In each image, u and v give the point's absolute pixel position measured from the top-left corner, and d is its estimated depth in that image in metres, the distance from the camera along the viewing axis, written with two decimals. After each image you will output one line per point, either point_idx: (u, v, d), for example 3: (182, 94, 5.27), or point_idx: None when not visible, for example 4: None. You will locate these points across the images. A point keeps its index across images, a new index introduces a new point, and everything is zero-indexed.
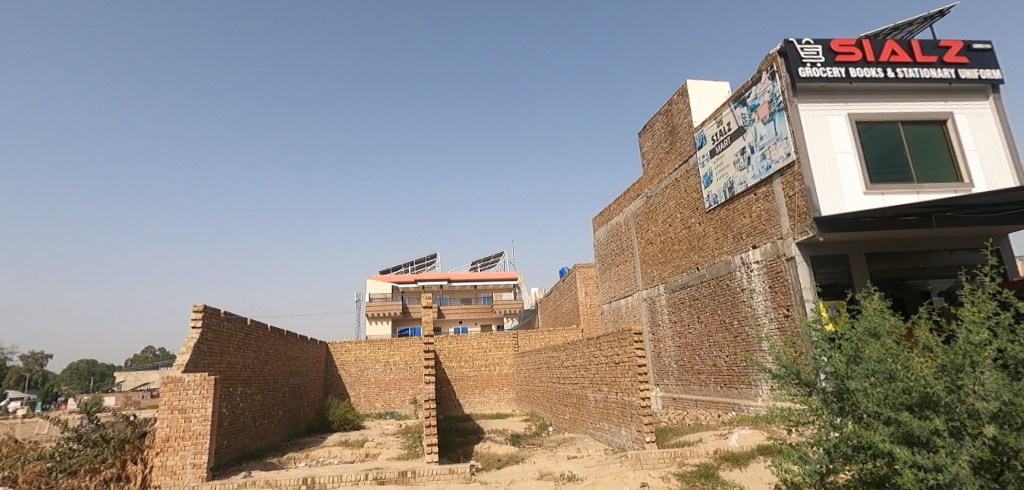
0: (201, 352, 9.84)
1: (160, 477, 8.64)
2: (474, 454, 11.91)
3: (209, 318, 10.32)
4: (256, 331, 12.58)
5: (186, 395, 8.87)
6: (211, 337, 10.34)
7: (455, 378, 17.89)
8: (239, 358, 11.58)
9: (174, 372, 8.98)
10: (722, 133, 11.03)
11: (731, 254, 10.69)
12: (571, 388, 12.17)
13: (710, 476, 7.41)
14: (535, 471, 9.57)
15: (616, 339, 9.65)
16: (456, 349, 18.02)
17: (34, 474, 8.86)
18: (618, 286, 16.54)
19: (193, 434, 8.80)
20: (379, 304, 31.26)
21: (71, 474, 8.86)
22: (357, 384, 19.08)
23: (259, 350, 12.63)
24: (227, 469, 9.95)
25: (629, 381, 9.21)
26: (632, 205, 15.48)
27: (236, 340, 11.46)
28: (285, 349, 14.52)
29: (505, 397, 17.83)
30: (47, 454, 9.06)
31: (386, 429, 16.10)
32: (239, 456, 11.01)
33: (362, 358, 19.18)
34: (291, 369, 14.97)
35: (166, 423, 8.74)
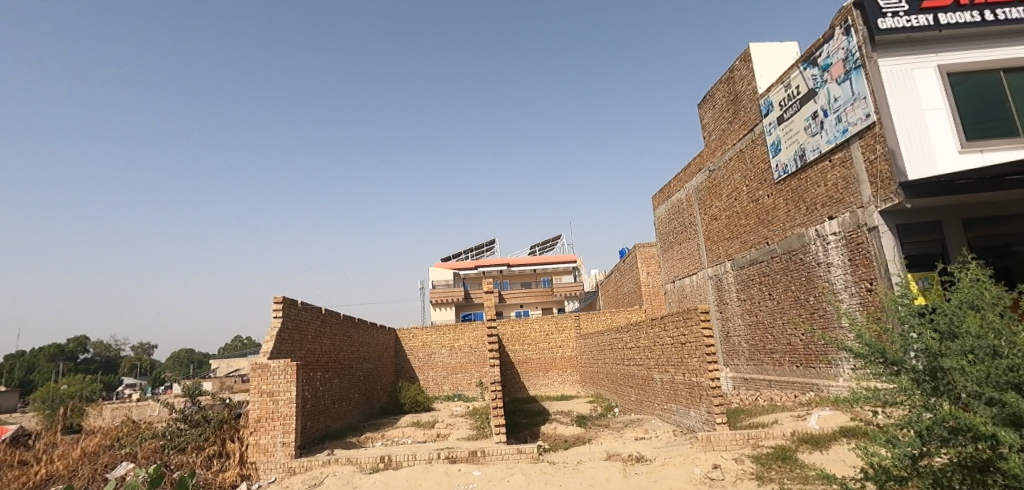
0: (283, 340, 10.51)
1: (255, 454, 9.34)
2: (541, 434, 12.05)
3: (288, 308, 10.97)
4: (330, 319, 13.24)
5: (273, 379, 9.52)
6: (291, 326, 10.98)
7: (519, 361, 18.11)
8: (317, 344, 12.27)
9: (261, 359, 9.65)
10: (791, 97, 10.33)
11: (805, 226, 10.07)
12: (636, 370, 11.99)
13: (789, 459, 7.11)
14: (603, 452, 9.58)
15: (681, 318, 9.39)
16: (520, 332, 18.18)
17: (151, 450, 9.78)
18: (682, 265, 16.04)
19: (282, 415, 9.42)
20: (442, 291, 32.00)
21: (181, 450, 9.75)
22: (426, 368, 19.71)
23: (334, 337, 13.30)
24: (311, 447, 10.64)
25: (697, 361, 8.96)
26: (694, 180, 14.89)
27: (312, 328, 12.11)
28: (357, 336, 15.22)
29: (570, 379, 17.87)
30: (160, 433, 10.05)
31: (455, 410, 16.59)
32: (321, 436, 11.71)
33: (429, 342, 19.77)
34: (364, 354, 15.69)
35: (257, 405, 9.44)
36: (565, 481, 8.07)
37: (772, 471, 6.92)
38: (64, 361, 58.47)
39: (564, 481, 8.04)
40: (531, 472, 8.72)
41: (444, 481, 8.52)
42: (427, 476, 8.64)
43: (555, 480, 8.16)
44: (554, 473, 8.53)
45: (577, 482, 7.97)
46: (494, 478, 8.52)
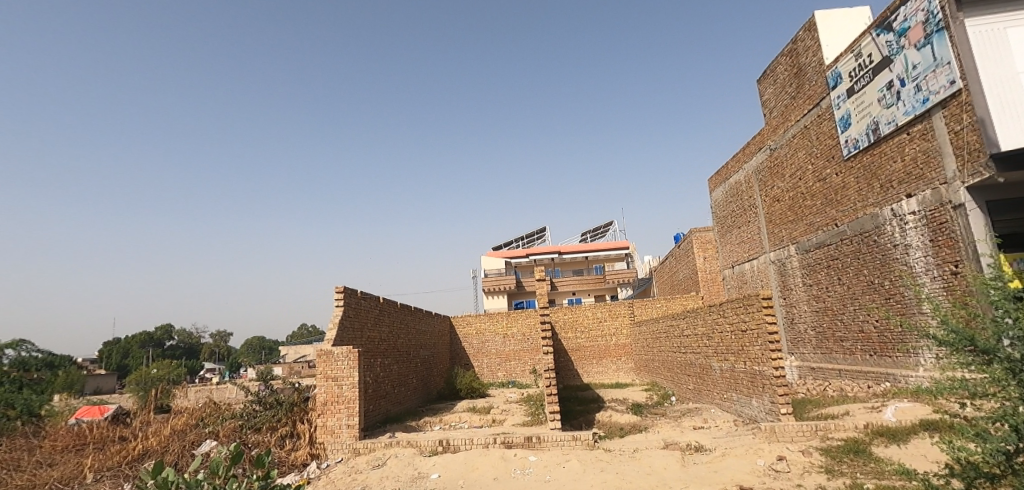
0: (345, 327, 10.94)
1: (323, 435, 9.83)
2: (596, 422, 11.99)
3: (349, 297, 11.39)
4: (388, 308, 13.65)
5: (337, 365, 9.94)
6: (352, 314, 11.41)
7: (572, 349, 18.05)
8: (377, 332, 12.70)
9: (326, 345, 10.09)
10: (862, 67, 9.64)
11: (878, 205, 9.42)
12: (694, 358, 11.69)
13: (861, 452, 6.73)
14: (660, 440, 9.42)
15: (742, 305, 9.05)
16: (572, 320, 18.10)
17: (231, 430, 10.49)
18: (742, 249, 15.43)
19: (346, 399, 9.83)
20: (494, 279, 32.28)
21: (257, 430, 10.38)
22: (480, 355, 20.01)
23: (392, 324, 13.71)
24: (374, 430, 11.08)
25: (759, 349, 8.61)
26: (754, 160, 14.22)
27: (372, 316, 12.53)
28: (414, 324, 15.63)
29: (624, 367, 17.66)
30: (238, 414, 10.72)
31: (510, 396, 16.78)
32: (382, 420, 12.15)
33: (483, 330, 20.04)
34: (421, 341, 16.10)
35: (324, 389, 9.89)
36: (622, 469, 8.00)
37: (843, 465, 6.57)
38: (152, 348, 63.58)
39: (621, 469, 7.97)
40: (587, 459, 8.69)
41: (501, 465, 8.65)
42: (484, 460, 8.79)
43: (612, 467, 8.11)
44: (610, 460, 8.48)
45: (634, 470, 7.88)
46: (550, 464, 8.57)
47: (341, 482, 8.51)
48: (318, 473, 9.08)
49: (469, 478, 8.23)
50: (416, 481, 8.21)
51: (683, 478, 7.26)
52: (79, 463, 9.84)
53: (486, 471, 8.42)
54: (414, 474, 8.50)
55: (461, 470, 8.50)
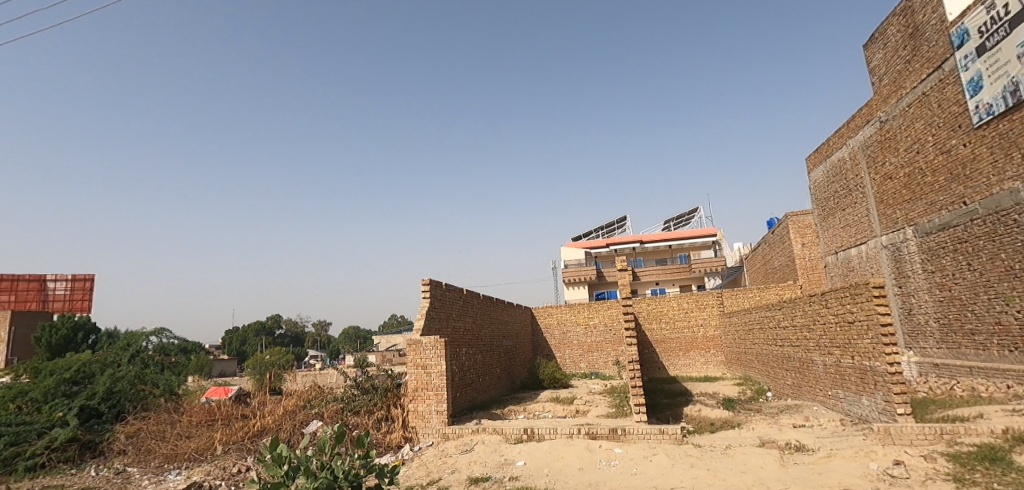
0: (432, 318, 11.34)
1: (415, 420, 10.26)
2: (685, 416, 11.55)
3: (435, 288, 11.76)
4: (471, 299, 13.95)
5: (425, 354, 10.31)
6: (438, 306, 11.79)
7: (657, 340, 17.52)
8: (461, 322, 13.03)
9: (414, 335, 10.49)
10: (995, 21, 8.44)
11: (1019, 179, 8.21)
12: (793, 351, 10.90)
13: (998, 461, 5.94)
14: (755, 438, 8.89)
15: (849, 294, 8.30)
16: (657, 310, 17.54)
17: (333, 411, 11.27)
18: (847, 233, 14.13)
19: (435, 386, 10.19)
20: (574, 270, 32.04)
21: (356, 413, 11.05)
22: (562, 346, 19.99)
23: (475, 315, 14.01)
24: (463, 417, 11.45)
25: (869, 343, 7.85)
26: (860, 135, 12.93)
27: (456, 307, 12.86)
28: (497, 314, 15.88)
29: (713, 360, 16.88)
30: (339, 398, 11.49)
31: (593, 388, 16.61)
32: (469, 407, 12.49)
33: (564, 321, 19.97)
34: (503, 332, 16.33)
35: (413, 377, 10.31)
36: (715, 466, 7.62)
37: (976, 474, 5.83)
38: (264, 336, 70.13)
39: (713, 466, 7.60)
40: (675, 453, 8.39)
41: (586, 455, 8.57)
42: (569, 450, 8.76)
43: (703, 463, 7.75)
44: (700, 456, 8.13)
45: (727, 467, 7.48)
46: (637, 457, 8.36)
47: (432, 465, 8.84)
48: (411, 455, 9.51)
49: (554, 466, 8.23)
50: (502, 467, 8.36)
51: (783, 479, 6.80)
52: (209, 436, 11.04)
53: (571, 461, 8.37)
54: (500, 460, 8.65)
55: (547, 458, 8.53)
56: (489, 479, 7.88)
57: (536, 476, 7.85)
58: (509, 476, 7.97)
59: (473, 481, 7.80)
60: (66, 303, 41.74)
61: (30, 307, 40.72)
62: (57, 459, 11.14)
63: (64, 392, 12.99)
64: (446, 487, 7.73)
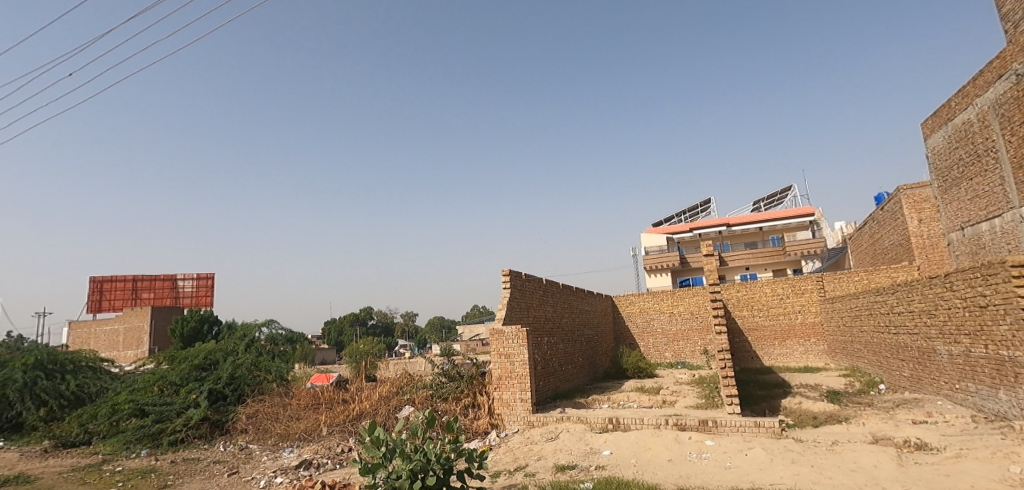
0: (513, 307, 11.42)
1: (500, 407, 10.41)
2: (783, 409, 10.82)
3: (515, 279, 11.81)
4: (551, 288, 13.89)
5: (508, 343, 10.41)
6: (518, 295, 11.85)
7: (750, 328, 16.55)
8: (542, 312, 13.02)
9: (497, 324, 10.62)
10: None
11: None
12: (910, 339, 9.83)
13: None
14: (867, 434, 8.12)
15: (979, 274, 7.32)
16: (748, 297, 16.55)
17: (424, 397, 11.73)
18: (975, 206, 12.50)
19: (518, 375, 10.28)
20: (656, 256, 31.04)
21: (445, 399, 11.43)
22: (645, 335, 19.45)
23: (556, 304, 13.95)
24: (547, 406, 11.47)
25: (1007, 331, 6.89)
26: (991, 92, 11.34)
27: (537, 297, 12.86)
28: (577, 303, 15.73)
29: (814, 349, 15.66)
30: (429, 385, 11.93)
31: (680, 378, 16.03)
32: (552, 396, 12.51)
33: (647, 309, 19.40)
34: (585, 320, 16.16)
35: (497, 365, 10.45)
36: (819, 463, 7.05)
37: None
38: (359, 326, 74.67)
39: (818, 462, 7.04)
40: (773, 447, 7.88)
41: (675, 447, 8.26)
42: (657, 440, 8.49)
43: (806, 459, 7.21)
44: (802, 452, 7.57)
45: (834, 464, 6.91)
46: (731, 450, 7.95)
47: (518, 452, 8.92)
48: (498, 441, 9.68)
49: (642, 457, 8.01)
50: (588, 456, 8.27)
51: (901, 479, 6.16)
52: (315, 418, 11.91)
53: (660, 453, 8.10)
54: (586, 449, 8.56)
55: (634, 449, 8.32)
56: (575, 467, 7.81)
57: (623, 466, 7.67)
58: (595, 465, 7.85)
59: (559, 468, 7.78)
60: (194, 300, 46.85)
61: (165, 303, 46.12)
62: (193, 436, 12.57)
63: (194, 377, 14.59)
64: (532, 473, 7.77)
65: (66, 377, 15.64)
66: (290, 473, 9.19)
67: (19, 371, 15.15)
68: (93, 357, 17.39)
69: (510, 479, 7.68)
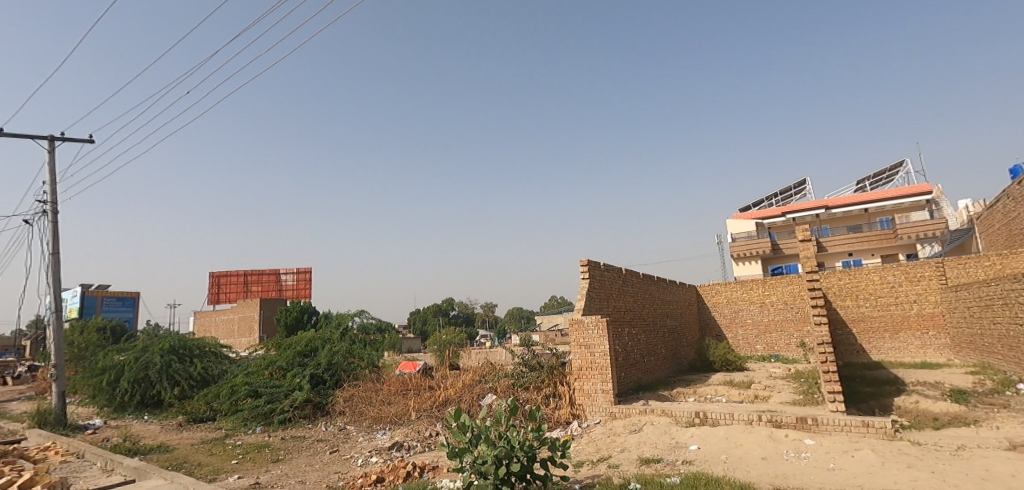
0: (592, 298, 11.24)
1: (581, 398, 10.29)
2: (895, 408, 9.82)
3: (594, 269, 11.58)
4: (631, 278, 13.51)
5: (588, 333, 10.24)
6: (597, 286, 11.62)
7: (854, 319, 15.18)
8: (622, 302, 12.70)
9: (577, 314, 10.49)
10: None
11: None
12: None
13: None
14: (1002, 440, 7.16)
15: None
16: (852, 286, 15.18)
17: (506, 386, 11.89)
18: None
19: (599, 366, 10.10)
20: (745, 243, 29.33)
21: (527, 388, 11.51)
22: (734, 326, 18.44)
23: (636, 294, 13.56)
24: (629, 397, 11.22)
25: None
26: None
27: (616, 287, 12.55)
28: (659, 293, 15.21)
29: (934, 343, 14.07)
30: (510, 374, 12.07)
31: (774, 372, 15.05)
32: (634, 388, 12.20)
33: (735, 299, 18.38)
34: (667, 311, 15.61)
35: (577, 356, 10.32)
36: (942, 469, 6.32)
37: None
38: (442, 316, 77.41)
39: (941, 468, 6.31)
40: (884, 449, 7.16)
41: (770, 445, 7.73)
42: (749, 437, 8.01)
43: (924, 465, 6.49)
44: (920, 456, 6.81)
45: (962, 472, 6.15)
46: (835, 451, 7.32)
47: (601, 443, 8.78)
48: (580, 431, 9.59)
49: (733, 454, 7.58)
50: (674, 450, 7.96)
51: None
52: (404, 403, 12.46)
53: (753, 450, 7.63)
54: (672, 442, 8.26)
55: (724, 445, 7.90)
56: (661, 461, 7.55)
57: (712, 462, 7.30)
58: (682, 460, 7.55)
59: (644, 461, 7.56)
60: (295, 292, 50.72)
61: (271, 295, 50.36)
62: (298, 415, 13.62)
63: (297, 362, 15.78)
64: (616, 464, 7.60)
65: (193, 361, 17.52)
66: (384, 454, 9.66)
67: (157, 355, 17.18)
68: (215, 343, 19.33)
69: (594, 469, 7.57)
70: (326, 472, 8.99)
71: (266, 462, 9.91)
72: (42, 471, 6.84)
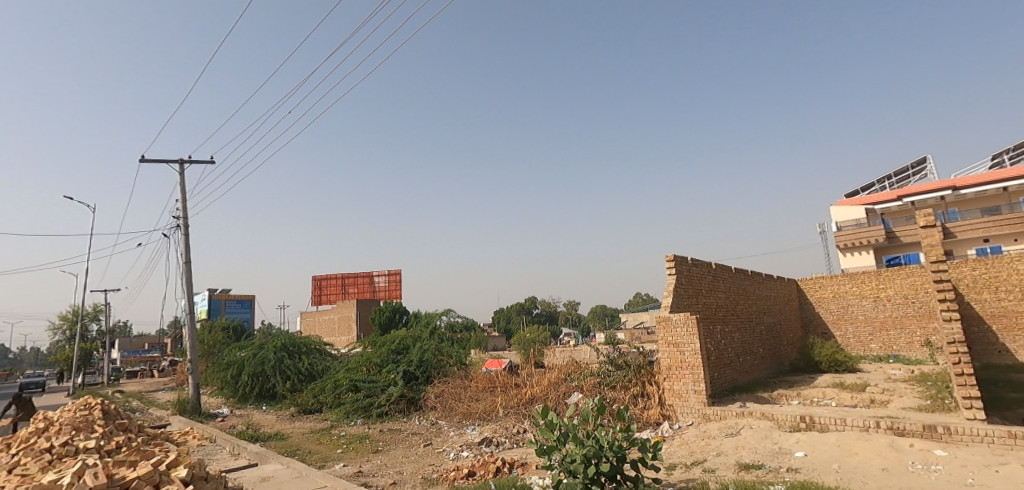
0: (680, 294, 10.65)
1: (672, 398, 9.78)
2: None
3: (681, 264, 10.95)
4: (722, 272, 12.67)
5: (677, 331, 9.72)
6: (685, 282, 10.99)
7: (992, 315, 13.25)
8: (713, 298, 11.94)
9: (664, 311, 9.99)
10: None
11: None
12: None
13: None
14: None
15: None
16: (989, 276, 13.30)
17: (592, 384, 11.61)
18: None
19: (690, 365, 9.53)
20: (853, 232, 26.71)
21: (614, 388, 11.15)
22: (843, 323, 16.75)
23: (729, 289, 12.70)
24: (724, 399, 10.54)
25: None
26: None
27: (706, 282, 11.82)
28: (754, 288, 14.16)
29: None
30: (597, 372, 11.76)
31: (893, 373, 13.49)
32: (730, 389, 11.41)
33: (844, 293, 16.71)
34: (764, 307, 14.50)
35: (667, 355, 9.83)
36: None
37: None
38: (526, 315, 77.97)
39: None
40: None
41: (891, 454, 6.85)
42: (866, 445, 7.16)
43: None
44: None
45: None
46: (973, 465, 6.34)
47: (695, 445, 8.26)
48: (671, 433, 9.10)
49: (846, 463, 6.79)
50: (777, 456, 7.29)
51: None
52: (492, 400, 12.55)
53: (871, 459, 6.78)
54: (774, 448, 7.58)
55: (836, 452, 7.10)
56: (762, 467, 6.94)
57: (822, 471, 6.57)
58: (787, 467, 6.88)
59: (743, 466, 6.99)
60: (387, 293, 53.21)
61: (366, 296, 53.26)
62: (393, 410, 14.20)
63: (390, 359, 16.47)
64: (712, 469, 7.09)
65: (301, 357, 18.84)
66: (474, 449, 9.76)
67: (272, 352, 18.65)
68: (319, 340, 20.66)
69: (687, 472, 7.11)
70: (420, 463, 9.23)
71: (367, 452, 10.37)
72: (184, 452, 7.61)
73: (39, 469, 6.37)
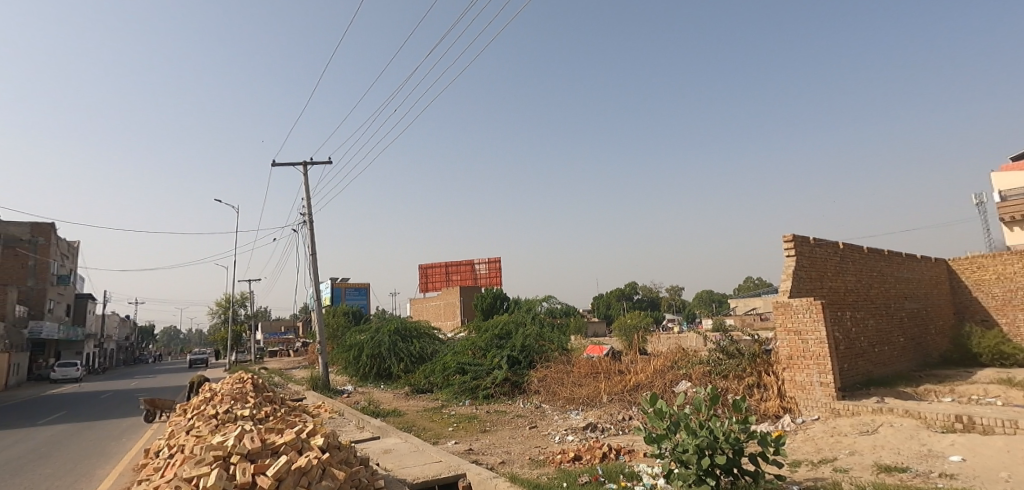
0: (800, 279, 9.67)
1: (794, 390, 8.97)
2: None
3: (801, 245, 9.92)
4: (852, 253, 11.30)
5: (798, 317, 8.87)
6: (807, 264, 9.96)
7: None
8: (841, 282, 10.72)
9: (782, 297, 9.17)
10: None
11: None
12: None
13: None
14: None
15: None
16: None
17: (703, 373, 10.99)
18: None
19: (814, 355, 8.66)
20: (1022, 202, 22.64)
21: (726, 377, 10.46)
22: (1010, 309, 14.23)
23: (860, 272, 11.31)
24: (856, 392, 9.46)
25: None
26: None
27: (832, 265, 10.63)
28: (892, 270, 12.50)
29: None
30: (707, 361, 11.13)
31: None
32: (863, 382, 10.22)
33: (1010, 274, 14.22)
34: (905, 291, 12.76)
35: (787, 343, 9.06)
36: None
37: None
38: (627, 301, 76.28)
39: None
40: None
41: None
42: None
43: None
44: None
45: None
46: None
47: (823, 442, 7.50)
48: (793, 427, 8.35)
49: (1020, 471, 5.72)
50: (925, 460, 6.37)
51: None
52: (595, 386, 12.38)
53: None
54: (922, 450, 6.63)
55: (1003, 460, 6.03)
56: (907, 470, 6.10)
57: (986, 479, 5.60)
58: (939, 472, 5.98)
59: (883, 469, 6.20)
60: (488, 280, 54.76)
61: (469, 282, 55.26)
62: (498, 392, 14.56)
63: (494, 344, 16.86)
64: (844, 469, 6.38)
65: (412, 341, 19.97)
66: (579, 433, 9.69)
67: (387, 335, 19.92)
68: (428, 324, 21.74)
69: (815, 471, 6.48)
70: (526, 445, 9.34)
71: (474, 432, 10.73)
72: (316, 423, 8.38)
73: (207, 431, 7.32)
